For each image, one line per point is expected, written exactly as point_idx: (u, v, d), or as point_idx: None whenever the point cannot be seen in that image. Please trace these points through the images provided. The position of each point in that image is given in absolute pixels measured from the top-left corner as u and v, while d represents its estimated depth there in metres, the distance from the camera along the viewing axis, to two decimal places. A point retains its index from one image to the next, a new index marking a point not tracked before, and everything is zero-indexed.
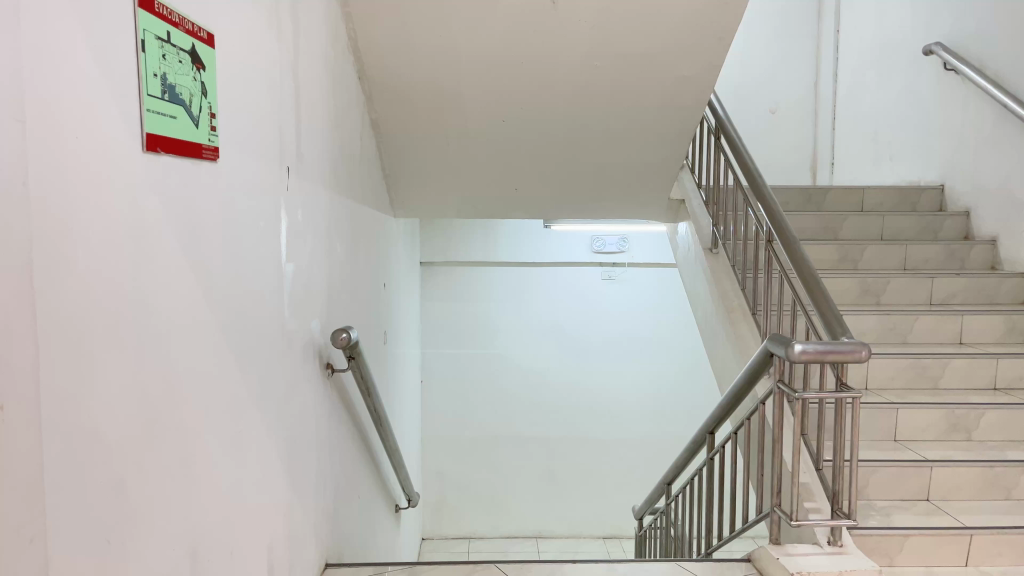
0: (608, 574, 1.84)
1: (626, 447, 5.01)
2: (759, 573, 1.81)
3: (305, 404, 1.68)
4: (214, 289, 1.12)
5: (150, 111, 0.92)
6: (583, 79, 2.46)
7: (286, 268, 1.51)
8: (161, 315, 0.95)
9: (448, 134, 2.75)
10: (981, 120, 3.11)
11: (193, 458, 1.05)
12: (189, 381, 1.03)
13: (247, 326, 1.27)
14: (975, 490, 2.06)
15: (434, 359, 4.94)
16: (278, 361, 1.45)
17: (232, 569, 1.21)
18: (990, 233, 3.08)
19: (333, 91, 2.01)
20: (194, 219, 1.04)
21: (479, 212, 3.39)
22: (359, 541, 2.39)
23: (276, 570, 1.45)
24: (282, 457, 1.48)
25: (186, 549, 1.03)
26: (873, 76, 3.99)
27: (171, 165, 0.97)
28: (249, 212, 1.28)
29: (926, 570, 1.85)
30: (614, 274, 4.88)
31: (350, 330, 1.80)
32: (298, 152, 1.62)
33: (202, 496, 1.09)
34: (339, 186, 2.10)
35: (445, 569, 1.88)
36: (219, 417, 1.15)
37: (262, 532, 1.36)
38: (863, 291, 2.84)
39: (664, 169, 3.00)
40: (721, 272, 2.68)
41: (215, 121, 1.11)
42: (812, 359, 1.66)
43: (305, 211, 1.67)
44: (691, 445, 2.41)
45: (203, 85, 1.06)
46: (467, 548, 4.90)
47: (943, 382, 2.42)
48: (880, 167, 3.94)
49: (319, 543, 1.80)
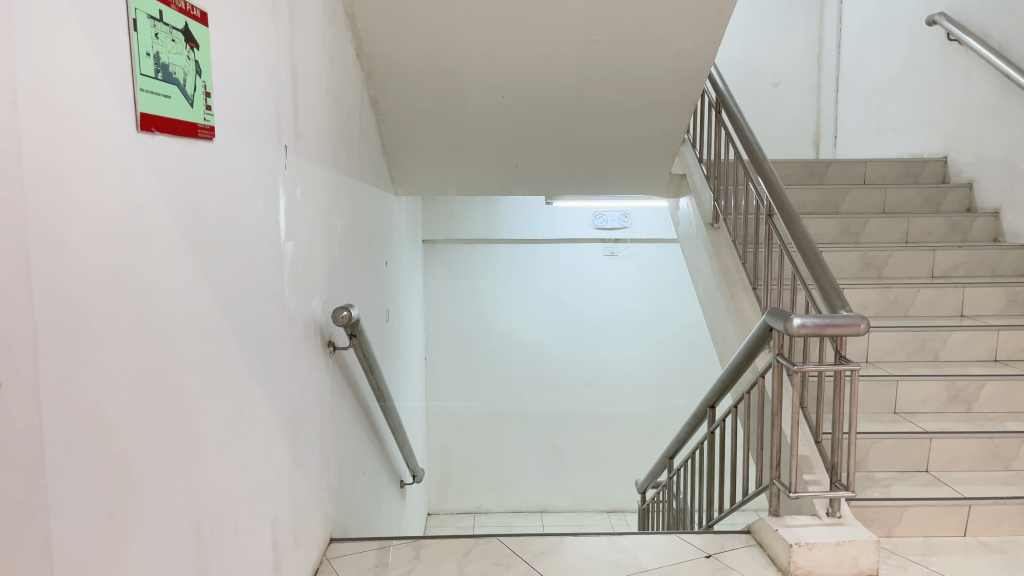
0: (609, 547, 1.86)
1: (629, 422, 5.03)
2: (758, 544, 1.83)
3: (307, 381, 1.69)
4: (212, 268, 1.12)
5: (144, 91, 0.92)
6: (582, 54, 2.45)
7: (286, 247, 1.52)
8: (160, 294, 0.96)
9: (448, 110, 2.74)
10: (985, 91, 3.09)
11: (194, 435, 1.06)
12: (188, 358, 1.04)
13: (247, 304, 1.28)
14: (975, 461, 2.07)
15: (438, 337, 4.96)
16: (278, 340, 1.46)
17: (236, 544, 1.22)
18: (994, 204, 3.08)
19: (331, 70, 2.01)
20: (191, 198, 1.04)
21: (480, 190, 3.39)
22: (363, 516, 2.41)
23: (280, 544, 1.46)
24: (284, 434, 1.50)
25: (189, 524, 1.05)
26: (876, 48, 3.95)
27: (166, 144, 0.97)
28: (248, 191, 1.29)
29: (925, 539, 1.87)
30: (617, 250, 4.89)
31: (351, 308, 1.81)
32: (296, 130, 1.62)
33: (204, 471, 1.10)
34: (338, 163, 2.09)
35: (449, 544, 1.90)
36: (220, 394, 1.16)
37: (265, 508, 1.38)
38: (865, 264, 2.83)
39: (664, 144, 2.99)
40: (722, 247, 2.68)
41: (210, 100, 1.11)
42: (812, 333, 1.67)
43: (304, 190, 1.67)
44: (692, 419, 2.43)
45: (197, 63, 1.06)
46: (472, 522, 4.94)
47: (944, 355, 2.43)
48: (883, 140, 3.91)
49: (323, 518, 1.81)
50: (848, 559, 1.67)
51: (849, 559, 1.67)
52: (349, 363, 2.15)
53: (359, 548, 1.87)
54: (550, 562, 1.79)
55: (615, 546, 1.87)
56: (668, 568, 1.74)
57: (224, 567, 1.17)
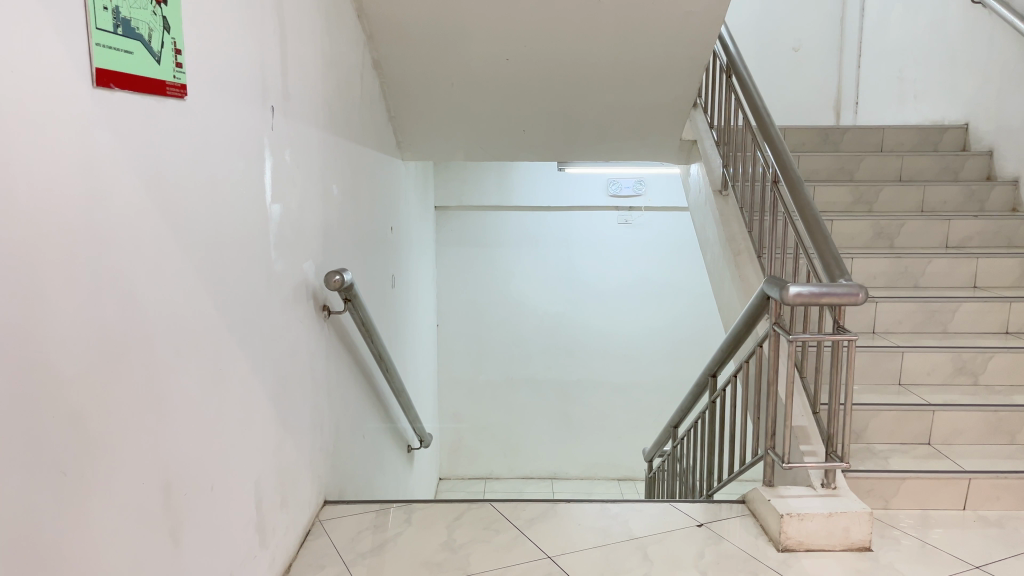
0: (602, 515, 1.85)
1: (640, 390, 5.01)
2: (752, 515, 1.81)
3: (298, 341, 1.69)
4: (186, 228, 1.11)
5: (100, 46, 0.91)
6: (588, 15, 2.40)
7: (272, 210, 1.51)
8: (124, 253, 0.95)
9: (452, 74, 2.70)
10: (1007, 56, 2.99)
11: (164, 395, 1.06)
12: (157, 318, 1.04)
13: (228, 268, 1.27)
14: (978, 434, 2.03)
15: (451, 303, 4.97)
16: (264, 302, 1.46)
17: (212, 504, 1.23)
18: (1012, 173, 2.99)
19: (327, 30, 1.98)
20: (157, 156, 1.03)
21: (488, 154, 3.35)
22: (363, 478, 2.43)
23: (265, 504, 1.47)
24: (270, 397, 1.50)
25: (157, 484, 1.05)
26: (899, 9, 3.83)
27: (126, 102, 0.96)
28: (228, 152, 1.27)
29: (922, 512, 1.84)
30: (630, 218, 4.83)
31: (343, 273, 1.80)
32: (285, 91, 1.60)
33: (177, 429, 1.10)
34: (336, 125, 2.07)
35: (441, 508, 1.90)
36: (197, 355, 1.16)
37: (248, 469, 1.38)
38: (877, 234, 2.77)
39: (674, 108, 2.93)
40: (729, 215, 2.63)
41: (181, 58, 1.09)
42: (807, 302, 1.64)
43: (294, 152, 1.66)
44: (694, 388, 2.41)
45: (165, 19, 1.05)
46: (482, 488, 4.99)
47: (953, 326, 2.37)
48: (904, 107, 3.82)
49: (316, 481, 1.82)
50: (839, 530, 1.65)
51: (839, 530, 1.65)
52: (347, 327, 2.15)
53: (352, 511, 1.88)
54: (541, 528, 1.79)
55: (607, 513, 1.86)
56: (658, 536, 1.73)
57: (199, 526, 1.18)
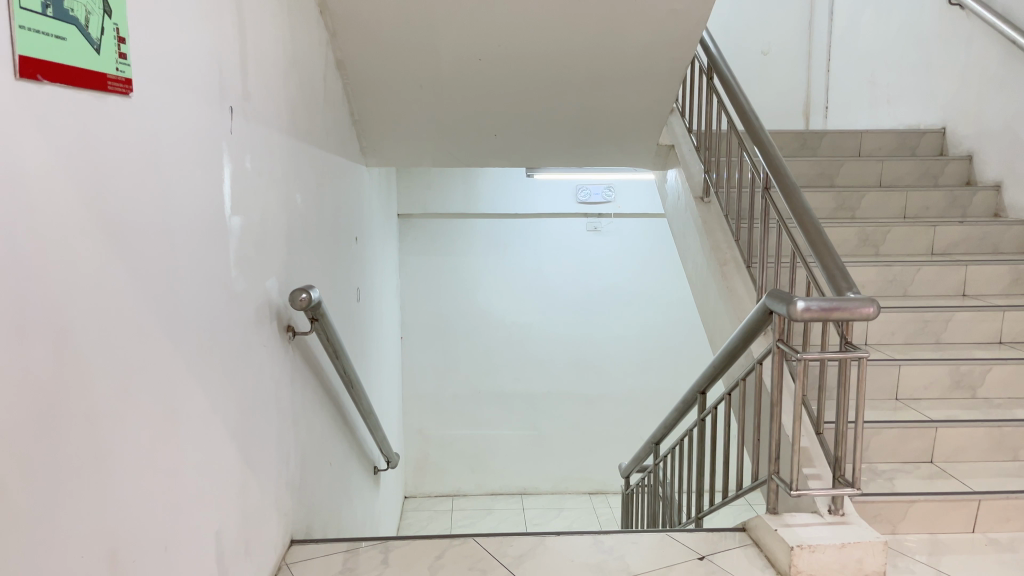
0: (595, 549, 1.72)
1: (611, 400, 4.92)
2: (756, 545, 1.69)
3: (262, 368, 1.53)
4: (132, 250, 0.95)
5: (24, 30, 0.75)
6: (565, 14, 2.27)
7: (232, 222, 1.34)
8: (55, 285, 0.79)
9: (421, 75, 2.55)
10: (986, 59, 2.94)
11: (108, 450, 0.89)
12: (98, 358, 0.87)
13: (183, 292, 1.11)
14: (981, 450, 1.94)
15: (415, 314, 4.79)
16: (225, 328, 1.30)
17: (168, 566, 1.07)
18: (994, 177, 2.95)
19: (288, 23, 1.81)
20: (99, 167, 0.87)
21: (456, 160, 3.21)
22: (331, 509, 2.26)
23: (227, 555, 1.30)
24: (232, 434, 1.33)
25: (102, 555, 0.89)
26: (870, 13, 3.79)
27: (59, 95, 0.80)
28: (182, 159, 1.11)
29: (930, 536, 1.75)
30: (600, 225, 4.74)
31: (311, 290, 1.64)
32: (244, 90, 1.43)
33: (124, 487, 0.94)
34: (299, 127, 1.91)
35: (420, 546, 1.75)
36: (148, 397, 1.00)
37: (207, 519, 1.22)
38: (862, 241, 2.69)
39: (652, 111, 2.82)
40: (713, 223, 2.52)
41: (126, 48, 0.93)
42: (815, 317, 1.52)
43: (255, 157, 1.50)
44: (680, 405, 2.28)
45: (105, 1, 0.88)
46: (449, 506, 4.83)
47: (946, 336, 2.30)
48: (877, 112, 3.78)
49: (282, 519, 1.66)
50: (852, 561, 1.54)
51: (852, 562, 1.54)
52: (312, 348, 1.98)
53: (322, 551, 1.71)
54: (531, 566, 1.64)
55: (601, 547, 1.73)
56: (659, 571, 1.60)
57: None
